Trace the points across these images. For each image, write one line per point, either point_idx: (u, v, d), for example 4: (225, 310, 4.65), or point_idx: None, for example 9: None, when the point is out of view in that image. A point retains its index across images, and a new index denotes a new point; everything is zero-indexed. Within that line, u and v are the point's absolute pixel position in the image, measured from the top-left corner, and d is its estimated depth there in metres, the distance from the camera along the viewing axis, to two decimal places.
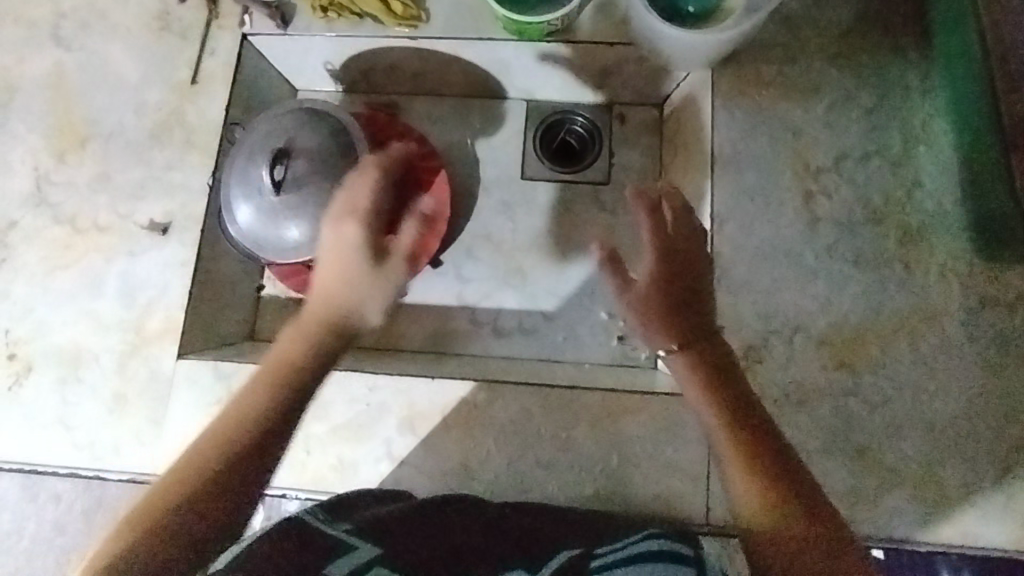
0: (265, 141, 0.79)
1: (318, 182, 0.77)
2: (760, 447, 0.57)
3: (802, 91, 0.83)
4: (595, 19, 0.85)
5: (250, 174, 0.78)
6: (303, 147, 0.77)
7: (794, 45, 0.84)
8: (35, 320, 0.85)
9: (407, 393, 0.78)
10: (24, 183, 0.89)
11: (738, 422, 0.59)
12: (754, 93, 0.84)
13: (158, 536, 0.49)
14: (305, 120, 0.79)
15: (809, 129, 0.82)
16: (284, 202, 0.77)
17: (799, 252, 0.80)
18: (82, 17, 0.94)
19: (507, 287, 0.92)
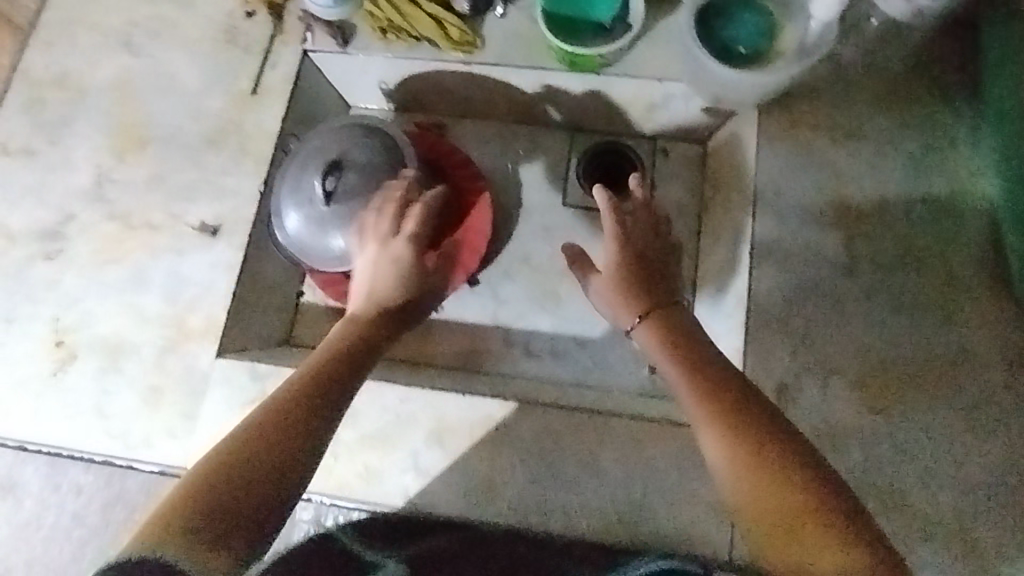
0: (321, 152, 0.81)
1: (365, 196, 0.79)
2: (762, 441, 0.55)
3: (845, 133, 0.84)
4: (643, 55, 0.88)
5: (303, 182, 0.81)
6: (355, 160, 0.80)
7: (841, 88, 0.85)
8: (83, 310, 0.87)
9: (438, 407, 0.79)
10: (85, 179, 0.93)
11: (731, 421, 0.57)
12: (797, 134, 0.85)
13: (219, 498, 0.49)
14: (360, 136, 0.82)
15: (853, 170, 0.83)
16: (331, 212, 0.79)
17: (838, 292, 0.80)
18: (154, 26, 0.98)
19: (543, 312, 0.91)
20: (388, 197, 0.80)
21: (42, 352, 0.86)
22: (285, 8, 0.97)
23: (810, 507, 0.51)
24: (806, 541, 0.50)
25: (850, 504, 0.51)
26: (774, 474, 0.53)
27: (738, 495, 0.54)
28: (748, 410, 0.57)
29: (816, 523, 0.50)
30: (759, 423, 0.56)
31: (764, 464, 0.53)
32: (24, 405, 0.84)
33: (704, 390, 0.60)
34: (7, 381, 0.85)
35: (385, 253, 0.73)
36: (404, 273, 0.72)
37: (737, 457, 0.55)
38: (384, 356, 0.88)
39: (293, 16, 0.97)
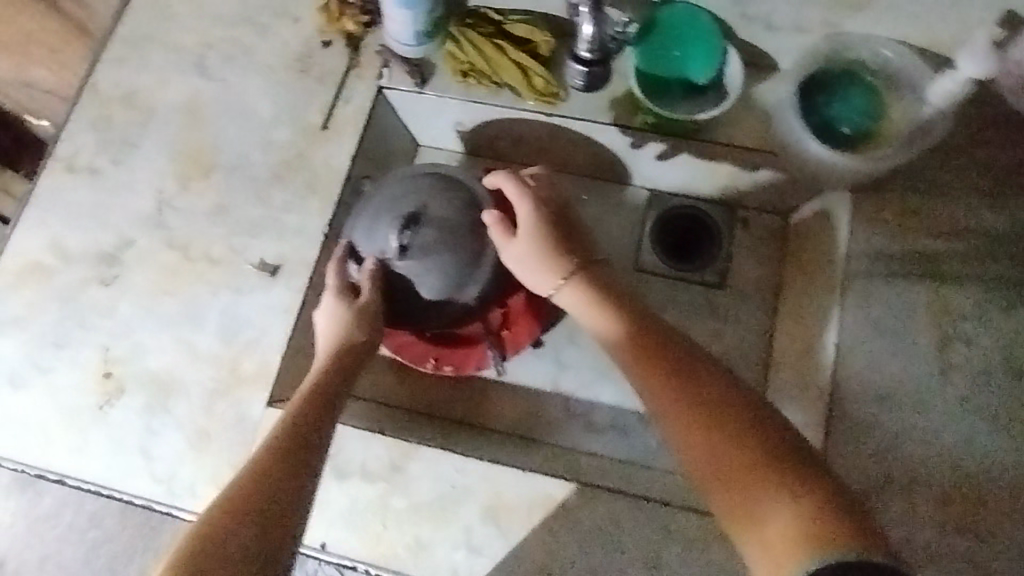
0: (398, 203, 0.78)
1: (442, 254, 0.76)
2: (709, 404, 0.59)
3: (953, 227, 0.72)
4: (734, 121, 0.84)
5: (377, 232, 0.77)
6: (435, 216, 0.77)
7: (955, 172, 0.74)
8: (134, 342, 0.85)
9: (496, 481, 0.75)
10: (146, 204, 0.91)
11: (683, 393, 0.61)
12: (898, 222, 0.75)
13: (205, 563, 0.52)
14: (437, 189, 0.78)
15: (962, 267, 0.71)
16: (406, 268, 0.76)
17: (939, 407, 0.68)
18: (227, 49, 0.96)
19: (607, 382, 0.87)
20: (466, 255, 0.77)
21: (90, 382, 0.84)
22: (363, 40, 0.94)
23: (757, 454, 0.56)
24: (761, 488, 0.54)
25: (792, 446, 0.56)
26: (725, 431, 0.57)
27: (695, 461, 0.58)
28: (696, 376, 0.62)
29: (766, 467, 0.55)
30: (705, 389, 0.61)
31: (715, 424, 0.58)
32: (67, 436, 0.82)
33: (652, 362, 0.65)
34: (52, 409, 0.83)
35: (341, 317, 0.74)
36: (355, 332, 0.73)
37: (689, 424, 0.59)
38: (441, 416, 0.85)
39: (370, 49, 0.94)
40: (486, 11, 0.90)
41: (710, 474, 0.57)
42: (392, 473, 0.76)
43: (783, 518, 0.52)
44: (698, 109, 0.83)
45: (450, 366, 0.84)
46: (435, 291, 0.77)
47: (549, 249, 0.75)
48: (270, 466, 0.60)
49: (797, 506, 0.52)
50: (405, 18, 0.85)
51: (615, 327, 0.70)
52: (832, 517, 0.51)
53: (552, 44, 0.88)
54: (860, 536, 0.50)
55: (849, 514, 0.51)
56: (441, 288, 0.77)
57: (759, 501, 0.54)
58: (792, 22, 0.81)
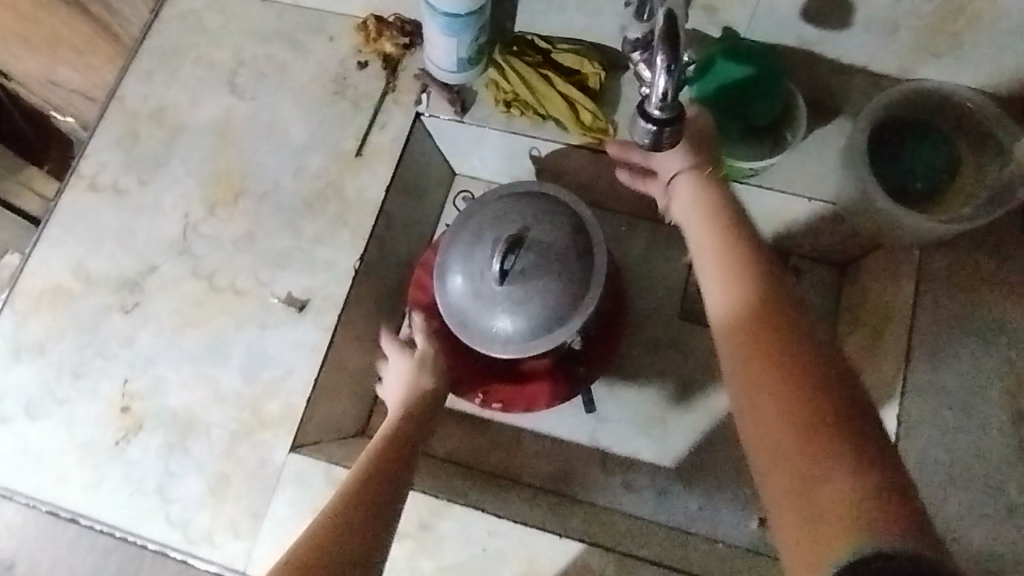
0: (498, 225, 0.71)
1: (544, 282, 0.69)
2: (799, 359, 0.48)
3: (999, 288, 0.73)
4: (794, 168, 0.79)
5: (478, 255, 0.71)
6: (538, 242, 0.70)
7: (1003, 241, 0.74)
8: (155, 376, 0.82)
9: (530, 547, 0.71)
10: (171, 228, 0.87)
11: (764, 337, 0.50)
12: (959, 288, 0.73)
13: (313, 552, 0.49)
14: (537, 212, 0.72)
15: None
16: (506, 292, 0.70)
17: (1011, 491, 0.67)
18: (260, 67, 0.92)
19: (646, 439, 0.83)
20: (567, 286, 0.70)
21: (108, 416, 0.80)
22: (401, 63, 0.90)
23: (823, 412, 0.45)
24: (812, 453, 0.43)
25: (870, 427, 0.44)
26: (800, 384, 0.47)
27: (752, 402, 0.48)
28: (786, 323, 0.51)
29: (846, 433, 0.43)
30: (800, 339, 0.50)
31: (789, 380, 0.47)
32: (83, 473, 0.79)
33: (742, 300, 0.54)
34: (69, 444, 0.80)
35: (407, 370, 0.76)
36: (421, 384, 0.74)
37: (758, 364, 0.49)
38: (473, 468, 0.81)
39: (408, 73, 0.89)
40: (532, 38, 0.85)
41: (762, 423, 0.47)
42: (420, 532, 0.72)
43: (829, 492, 0.42)
44: (756, 155, 0.78)
45: (498, 402, 0.80)
46: (530, 322, 0.70)
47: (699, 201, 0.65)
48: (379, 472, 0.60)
49: (847, 481, 0.42)
50: (449, 45, 0.80)
51: (716, 259, 0.59)
52: (882, 512, 0.40)
53: (603, 75, 0.83)
54: (910, 542, 0.39)
55: (912, 514, 0.40)
56: (538, 319, 0.70)
57: (811, 467, 0.43)
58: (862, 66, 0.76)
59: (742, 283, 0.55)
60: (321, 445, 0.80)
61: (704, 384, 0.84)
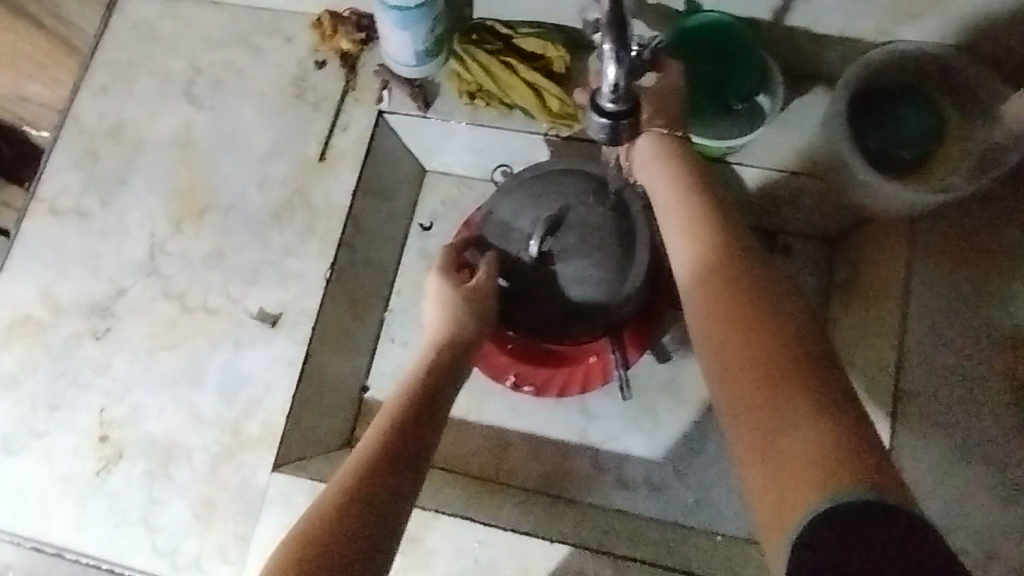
0: (536, 206, 0.72)
1: (586, 263, 0.69)
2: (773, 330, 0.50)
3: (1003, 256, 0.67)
4: (774, 142, 0.76)
5: (514, 236, 0.72)
6: (578, 221, 0.71)
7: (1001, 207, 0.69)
8: (132, 403, 0.80)
9: (521, 555, 0.69)
10: (137, 249, 0.84)
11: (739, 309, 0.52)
12: (962, 260, 0.69)
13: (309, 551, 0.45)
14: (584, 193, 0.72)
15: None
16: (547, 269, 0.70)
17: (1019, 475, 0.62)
18: (216, 74, 0.88)
19: (636, 433, 0.80)
20: (604, 271, 0.70)
21: (88, 447, 0.79)
22: (360, 60, 0.86)
23: (787, 377, 0.47)
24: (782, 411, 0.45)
25: (839, 387, 0.46)
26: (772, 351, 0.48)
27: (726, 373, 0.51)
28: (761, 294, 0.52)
29: (800, 388, 0.46)
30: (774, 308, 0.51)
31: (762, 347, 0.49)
32: (67, 507, 0.78)
33: (702, 264, 0.57)
34: (50, 478, 0.79)
35: (448, 303, 0.67)
36: (462, 326, 0.66)
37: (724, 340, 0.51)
38: (461, 474, 0.80)
39: (368, 70, 0.86)
40: (492, 24, 0.81)
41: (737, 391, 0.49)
42: (408, 546, 0.70)
43: (792, 447, 0.44)
44: (729, 132, 0.74)
45: (531, 386, 0.78)
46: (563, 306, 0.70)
47: (666, 159, 0.65)
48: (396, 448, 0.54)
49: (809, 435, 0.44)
50: (404, 39, 0.76)
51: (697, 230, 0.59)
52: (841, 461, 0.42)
53: (567, 58, 0.79)
54: (870, 484, 0.40)
55: (871, 462, 0.42)
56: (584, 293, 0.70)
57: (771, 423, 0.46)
58: (840, 29, 0.72)
59: (714, 256, 0.57)
60: (306, 462, 0.78)
61: (694, 374, 0.81)
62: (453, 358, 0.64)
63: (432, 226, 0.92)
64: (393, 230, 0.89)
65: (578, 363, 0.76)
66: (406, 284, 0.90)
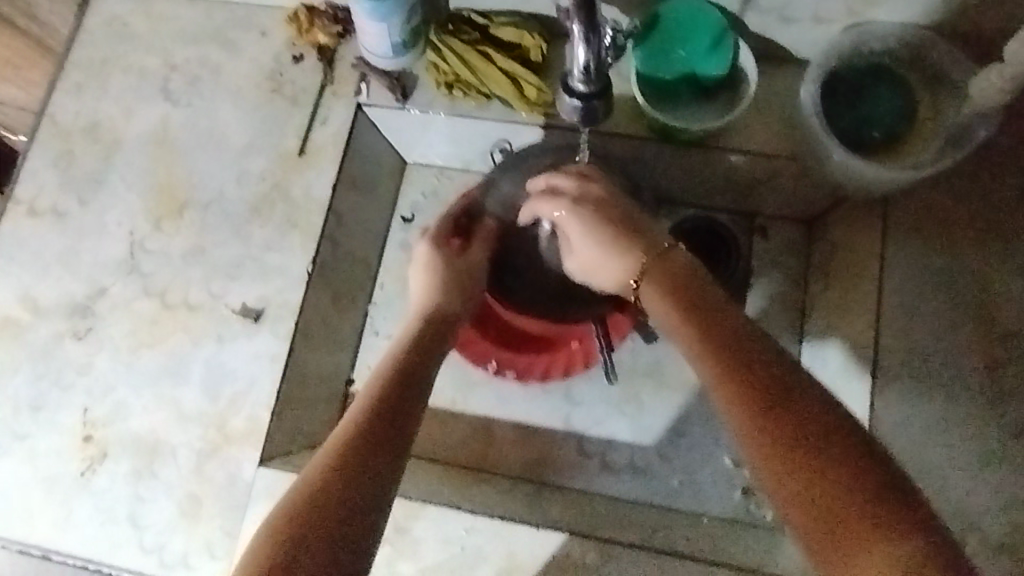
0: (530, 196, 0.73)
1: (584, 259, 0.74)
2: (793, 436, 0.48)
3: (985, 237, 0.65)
4: (750, 125, 0.77)
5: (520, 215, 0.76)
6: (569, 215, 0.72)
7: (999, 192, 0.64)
8: (115, 401, 0.80)
9: (508, 541, 0.69)
10: (117, 247, 0.84)
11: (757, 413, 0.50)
12: (950, 247, 0.67)
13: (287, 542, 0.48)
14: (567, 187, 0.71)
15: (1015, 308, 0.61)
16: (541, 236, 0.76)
17: None
18: (193, 70, 0.88)
19: (621, 418, 0.81)
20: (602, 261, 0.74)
21: (71, 447, 0.79)
22: (337, 53, 0.86)
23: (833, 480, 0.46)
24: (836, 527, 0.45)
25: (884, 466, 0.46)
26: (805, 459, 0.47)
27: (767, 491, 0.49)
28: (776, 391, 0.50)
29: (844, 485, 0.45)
30: (790, 407, 0.49)
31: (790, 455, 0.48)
32: (52, 507, 0.77)
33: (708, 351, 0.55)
34: (34, 480, 0.78)
35: (435, 271, 0.73)
36: (444, 296, 0.71)
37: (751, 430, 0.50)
38: (446, 462, 0.80)
39: (345, 63, 0.86)
40: (468, 14, 0.81)
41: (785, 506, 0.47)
42: (396, 536, 0.70)
43: (861, 570, 0.43)
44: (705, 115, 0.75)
45: (512, 371, 0.79)
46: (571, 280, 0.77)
47: (607, 255, 0.66)
48: (384, 414, 0.58)
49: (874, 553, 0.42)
50: (380, 31, 0.76)
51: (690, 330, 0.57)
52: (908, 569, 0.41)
53: (544, 47, 0.80)
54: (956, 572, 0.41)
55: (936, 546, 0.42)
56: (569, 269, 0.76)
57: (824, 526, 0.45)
58: (811, 13, 0.72)
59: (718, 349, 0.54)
60: (292, 456, 0.78)
61: (677, 358, 0.82)
62: (436, 322, 0.69)
63: (414, 218, 0.93)
64: (374, 223, 0.90)
65: (559, 349, 0.78)
66: (388, 276, 0.91)
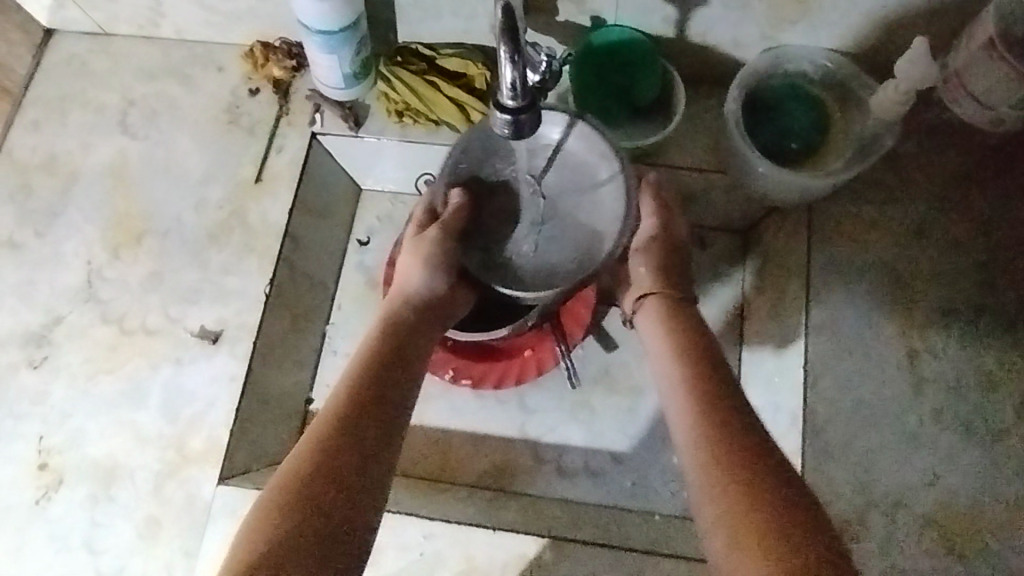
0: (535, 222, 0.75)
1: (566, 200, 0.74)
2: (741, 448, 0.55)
3: (912, 234, 0.75)
4: (681, 143, 0.83)
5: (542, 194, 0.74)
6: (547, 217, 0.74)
7: (942, 199, 0.76)
8: (72, 428, 0.80)
9: (466, 545, 0.71)
10: (75, 276, 0.85)
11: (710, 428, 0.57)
12: (893, 240, 0.75)
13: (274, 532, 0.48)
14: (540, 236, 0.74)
15: (942, 300, 0.72)
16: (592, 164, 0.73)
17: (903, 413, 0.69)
18: (150, 104, 0.91)
19: (574, 424, 0.84)
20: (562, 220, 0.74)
21: (26, 476, 0.78)
22: (292, 85, 0.90)
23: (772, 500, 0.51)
24: (753, 512, 0.50)
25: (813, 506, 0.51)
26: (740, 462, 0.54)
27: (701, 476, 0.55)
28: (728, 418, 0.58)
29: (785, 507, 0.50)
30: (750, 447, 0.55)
31: (733, 460, 0.54)
32: (5, 538, 0.77)
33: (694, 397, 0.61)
34: None
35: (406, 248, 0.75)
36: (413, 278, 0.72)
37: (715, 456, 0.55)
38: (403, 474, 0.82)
39: (300, 94, 0.89)
40: (416, 46, 0.86)
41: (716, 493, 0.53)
42: None
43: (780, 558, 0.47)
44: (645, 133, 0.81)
45: (469, 379, 0.81)
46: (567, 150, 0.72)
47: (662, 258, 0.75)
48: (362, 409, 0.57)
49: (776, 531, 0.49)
50: (331, 62, 0.81)
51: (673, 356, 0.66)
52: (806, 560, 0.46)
53: (488, 76, 0.85)
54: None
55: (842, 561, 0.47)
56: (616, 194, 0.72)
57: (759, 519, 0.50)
58: (729, 37, 0.79)
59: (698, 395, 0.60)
60: (251, 473, 0.79)
61: (625, 364, 0.86)
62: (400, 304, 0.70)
63: (369, 240, 0.95)
64: (331, 247, 0.92)
65: (513, 356, 0.82)
66: (346, 297, 0.93)
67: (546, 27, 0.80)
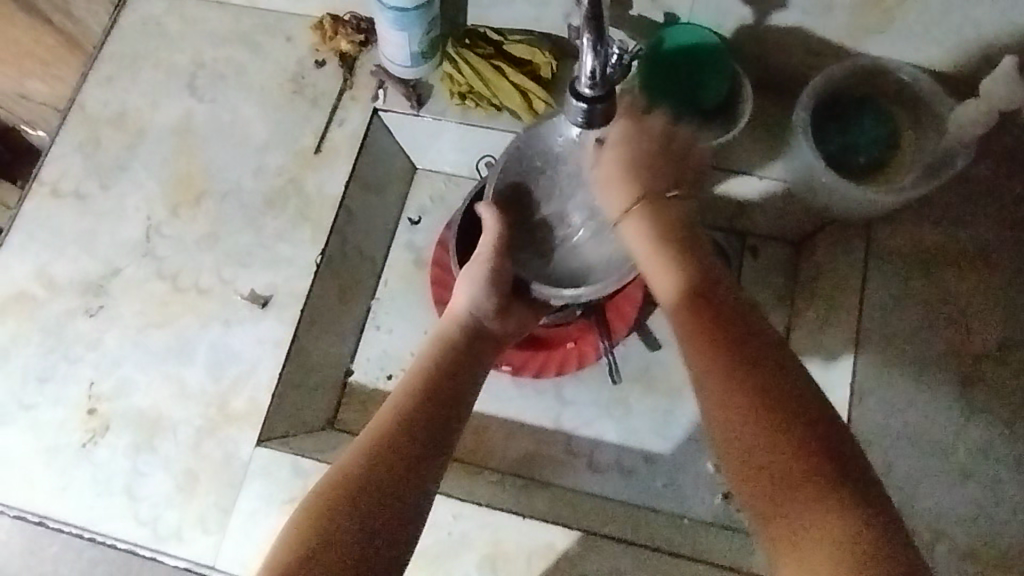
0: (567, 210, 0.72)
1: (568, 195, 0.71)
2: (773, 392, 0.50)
3: (977, 261, 0.73)
4: (744, 150, 0.82)
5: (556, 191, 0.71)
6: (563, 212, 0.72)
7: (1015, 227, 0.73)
8: (121, 377, 0.82)
9: (494, 529, 0.71)
10: (135, 230, 0.87)
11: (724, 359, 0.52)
12: (957, 262, 0.73)
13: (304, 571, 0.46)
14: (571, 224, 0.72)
15: (1004, 331, 0.70)
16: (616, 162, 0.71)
17: (913, 421, 0.69)
18: (219, 69, 0.92)
19: (610, 420, 0.84)
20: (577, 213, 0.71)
21: (75, 418, 0.81)
22: (358, 60, 0.90)
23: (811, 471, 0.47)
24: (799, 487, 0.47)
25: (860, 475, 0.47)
26: (775, 406, 0.49)
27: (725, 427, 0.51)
28: (762, 364, 0.52)
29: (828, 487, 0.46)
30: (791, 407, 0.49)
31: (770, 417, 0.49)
32: (51, 476, 0.80)
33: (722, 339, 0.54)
34: (35, 449, 0.80)
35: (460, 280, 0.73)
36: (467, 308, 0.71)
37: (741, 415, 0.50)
38: None
39: (365, 69, 0.90)
40: (484, 30, 0.86)
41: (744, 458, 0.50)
42: None
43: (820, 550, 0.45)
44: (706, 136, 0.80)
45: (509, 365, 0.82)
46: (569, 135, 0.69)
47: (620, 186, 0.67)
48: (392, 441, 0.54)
49: (826, 499, 0.46)
50: (400, 39, 0.81)
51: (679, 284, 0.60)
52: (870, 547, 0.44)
53: (554, 65, 0.84)
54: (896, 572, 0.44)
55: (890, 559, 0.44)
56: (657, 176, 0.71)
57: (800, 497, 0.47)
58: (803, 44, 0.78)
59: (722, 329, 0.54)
60: (288, 438, 0.80)
61: (665, 365, 0.85)
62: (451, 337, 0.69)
63: (421, 219, 0.96)
64: (382, 223, 0.93)
65: (555, 347, 0.83)
66: (393, 274, 0.94)
67: (618, 19, 0.80)
